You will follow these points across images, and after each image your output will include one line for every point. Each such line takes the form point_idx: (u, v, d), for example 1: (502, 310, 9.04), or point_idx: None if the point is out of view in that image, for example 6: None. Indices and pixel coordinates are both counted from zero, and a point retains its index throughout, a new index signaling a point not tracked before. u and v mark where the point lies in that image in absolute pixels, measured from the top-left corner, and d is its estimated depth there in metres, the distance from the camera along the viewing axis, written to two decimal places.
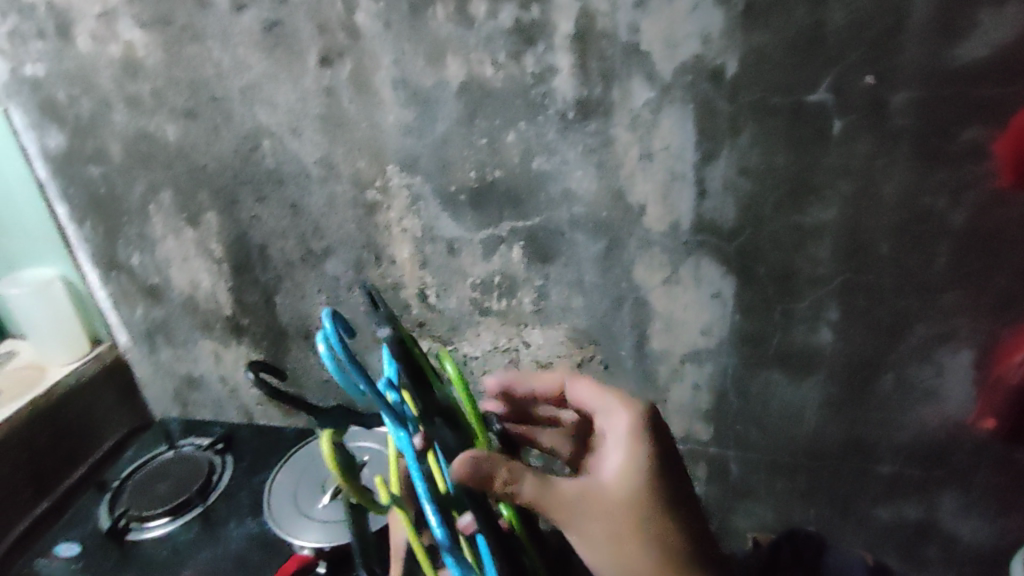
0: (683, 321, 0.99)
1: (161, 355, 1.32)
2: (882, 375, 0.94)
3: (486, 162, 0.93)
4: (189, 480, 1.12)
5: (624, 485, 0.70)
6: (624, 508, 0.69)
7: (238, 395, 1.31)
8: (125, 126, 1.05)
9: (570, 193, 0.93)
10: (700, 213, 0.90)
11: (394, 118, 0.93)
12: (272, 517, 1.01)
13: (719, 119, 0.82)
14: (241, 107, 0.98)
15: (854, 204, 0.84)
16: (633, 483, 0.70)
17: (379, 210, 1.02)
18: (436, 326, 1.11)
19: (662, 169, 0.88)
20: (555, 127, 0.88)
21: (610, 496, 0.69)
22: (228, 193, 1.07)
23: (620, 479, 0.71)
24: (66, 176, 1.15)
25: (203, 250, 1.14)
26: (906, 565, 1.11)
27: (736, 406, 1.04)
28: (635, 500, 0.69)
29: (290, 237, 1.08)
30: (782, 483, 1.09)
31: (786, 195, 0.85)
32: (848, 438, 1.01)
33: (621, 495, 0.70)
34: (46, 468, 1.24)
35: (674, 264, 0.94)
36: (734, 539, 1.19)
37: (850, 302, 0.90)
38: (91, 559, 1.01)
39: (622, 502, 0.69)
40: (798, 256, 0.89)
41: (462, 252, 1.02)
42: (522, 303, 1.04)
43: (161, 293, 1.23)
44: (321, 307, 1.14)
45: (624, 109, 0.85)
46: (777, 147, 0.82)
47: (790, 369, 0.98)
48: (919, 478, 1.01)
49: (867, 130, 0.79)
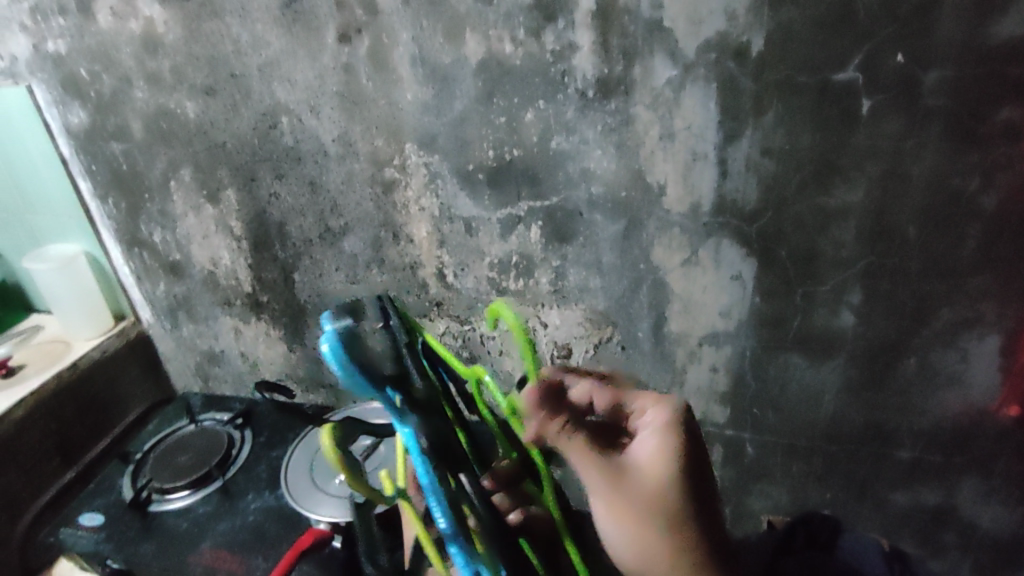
0: (701, 303, 0.98)
1: (183, 330, 1.34)
2: (905, 360, 0.93)
3: (505, 141, 0.92)
4: (209, 453, 1.14)
5: (660, 466, 0.63)
6: (659, 487, 0.61)
7: (258, 370, 1.33)
8: (146, 103, 1.06)
9: (588, 173, 0.92)
10: (721, 194, 0.88)
11: (412, 96, 0.92)
12: (290, 492, 1.04)
13: (743, 97, 0.81)
14: (260, 84, 0.98)
15: (880, 187, 0.82)
16: (668, 463, 0.63)
17: (397, 188, 1.02)
18: (454, 305, 1.11)
19: (683, 149, 0.86)
20: (575, 105, 0.87)
21: (642, 474, 0.62)
22: (247, 170, 1.07)
23: (655, 458, 0.63)
24: (89, 153, 1.16)
25: (223, 227, 1.15)
26: (921, 549, 1.10)
27: (754, 389, 1.03)
28: (671, 482, 0.62)
29: (309, 215, 1.09)
30: (799, 466, 1.09)
31: (810, 176, 0.83)
32: (868, 422, 1.00)
33: (657, 475, 0.62)
34: (72, 440, 1.27)
35: (693, 245, 0.93)
36: (749, 520, 1.20)
37: (873, 285, 0.89)
38: (115, 528, 1.03)
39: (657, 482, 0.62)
40: (821, 239, 0.87)
41: (479, 231, 1.02)
42: (539, 283, 1.04)
43: (182, 269, 1.25)
44: (340, 285, 1.15)
45: (646, 87, 0.83)
46: (802, 127, 0.80)
47: (809, 353, 0.97)
48: (939, 464, 1.00)
49: (896, 110, 0.77)
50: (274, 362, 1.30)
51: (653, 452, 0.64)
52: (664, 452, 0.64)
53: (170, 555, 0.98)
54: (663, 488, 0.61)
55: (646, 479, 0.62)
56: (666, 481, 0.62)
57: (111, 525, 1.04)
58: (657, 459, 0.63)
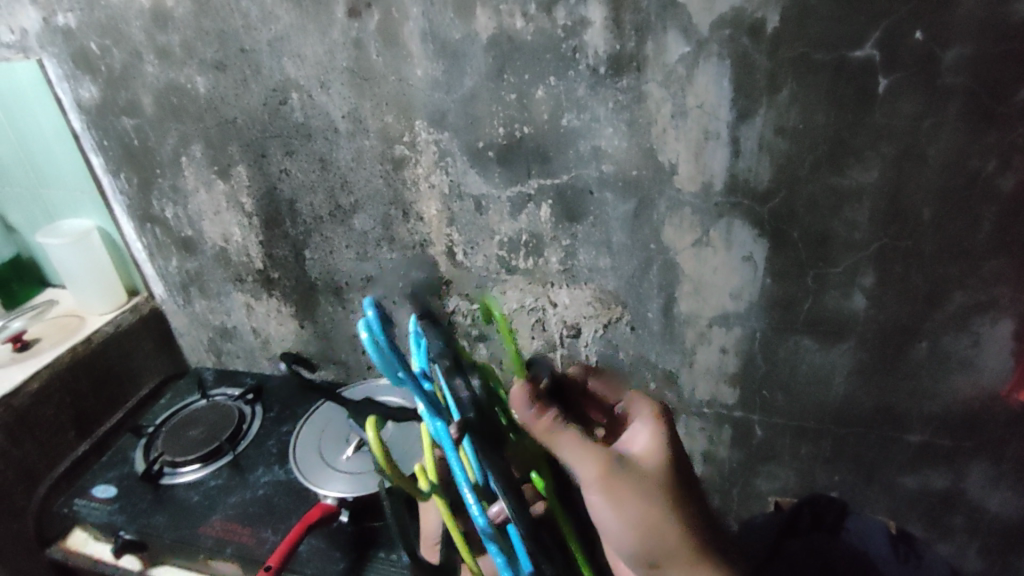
0: (711, 284, 0.97)
1: (195, 306, 1.36)
2: (916, 344, 0.92)
3: (515, 119, 0.92)
4: (219, 427, 1.16)
5: (654, 456, 0.65)
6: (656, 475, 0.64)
7: (270, 346, 1.35)
8: (156, 78, 1.06)
9: (599, 152, 0.91)
10: (733, 173, 0.87)
11: (422, 72, 0.92)
12: (298, 467, 1.06)
13: (757, 74, 0.79)
14: (270, 59, 0.97)
15: (896, 167, 0.80)
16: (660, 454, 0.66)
17: (407, 165, 1.01)
18: (463, 284, 1.11)
19: (695, 127, 0.85)
20: (586, 82, 0.86)
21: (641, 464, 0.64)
22: (257, 146, 1.07)
23: (648, 447, 0.66)
24: (101, 128, 1.16)
25: (234, 203, 1.16)
26: (929, 532, 1.10)
27: (763, 370, 1.03)
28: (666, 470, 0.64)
29: (319, 191, 1.09)
30: (807, 448, 1.09)
31: (824, 156, 0.82)
32: (877, 406, 1.00)
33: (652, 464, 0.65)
34: (88, 413, 1.30)
35: (704, 225, 0.92)
36: (755, 501, 1.20)
37: (886, 268, 0.88)
38: (129, 500, 1.06)
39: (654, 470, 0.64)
40: (834, 220, 0.86)
41: (489, 210, 1.01)
42: (549, 262, 1.04)
43: (194, 245, 1.25)
44: (350, 262, 1.15)
45: (658, 64, 0.82)
46: (817, 106, 0.79)
47: (820, 335, 0.96)
48: (948, 449, 1.00)
49: (914, 89, 0.75)
50: (285, 338, 1.32)
51: (645, 443, 0.67)
52: (655, 442, 0.67)
53: (182, 526, 1.00)
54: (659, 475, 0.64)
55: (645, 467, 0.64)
56: (662, 469, 0.64)
57: (125, 497, 1.06)
58: (649, 448, 0.66)
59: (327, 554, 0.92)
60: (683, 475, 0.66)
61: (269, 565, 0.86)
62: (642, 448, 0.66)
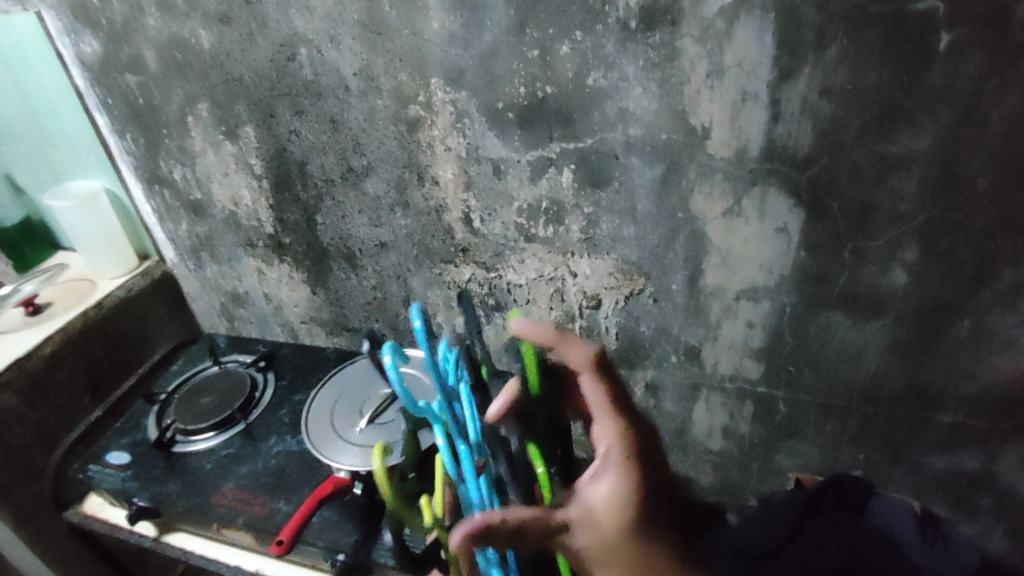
0: (742, 256, 0.92)
1: (207, 271, 1.33)
2: (958, 321, 0.87)
3: (538, 78, 0.86)
4: (231, 395, 1.14)
5: (619, 496, 0.64)
6: (619, 525, 0.64)
7: (283, 312, 1.32)
8: (158, 31, 1.00)
9: (626, 114, 0.85)
10: (771, 138, 0.81)
11: (438, 26, 0.86)
12: (310, 440, 1.04)
13: (805, 30, 0.73)
14: (276, 11, 0.92)
15: (952, 134, 0.74)
16: (626, 484, 0.64)
17: (421, 126, 0.96)
18: (480, 252, 1.07)
19: (732, 88, 0.79)
20: (616, 38, 0.80)
21: (604, 534, 0.63)
22: (265, 105, 1.02)
23: (609, 512, 0.64)
24: (104, 86, 1.12)
25: (242, 165, 1.11)
26: (954, 512, 1.06)
27: (791, 346, 0.98)
28: (634, 516, 0.64)
29: (330, 153, 1.04)
30: (832, 425, 1.05)
31: (872, 120, 0.76)
32: (910, 385, 0.95)
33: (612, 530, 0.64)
34: (102, 377, 1.29)
35: (736, 194, 0.87)
36: (776, 477, 1.17)
37: (932, 241, 0.82)
38: (141, 467, 1.05)
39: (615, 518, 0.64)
40: (878, 189, 0.80)
41: (507, 174, 0.96)
42: (570, 231, 0.99)
43: (203, 209, 1.22)
44: (363, 228, 1.11)
45: (694, 17, 0.76)
46: (869, 65, 0.73)
47: (854, 311, 0.91)
48: (983, 430, 0.95)
49: (981, 45, 0.68)
50: (298, 305, 1.29)
51: (606, 506, 0.64)
52: (620, 486, 0.64)
53: (195, 495, 0.99)
54: (621, 523, 0.63)
55: (604, 528, 0.64)
56: (624, 512, 0.64)
57: (138, 463, 1.06)
58: (615, 488, 0.64)
59: (340, 526, 0.91)
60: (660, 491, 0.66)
61: (281, 539, 0.83)
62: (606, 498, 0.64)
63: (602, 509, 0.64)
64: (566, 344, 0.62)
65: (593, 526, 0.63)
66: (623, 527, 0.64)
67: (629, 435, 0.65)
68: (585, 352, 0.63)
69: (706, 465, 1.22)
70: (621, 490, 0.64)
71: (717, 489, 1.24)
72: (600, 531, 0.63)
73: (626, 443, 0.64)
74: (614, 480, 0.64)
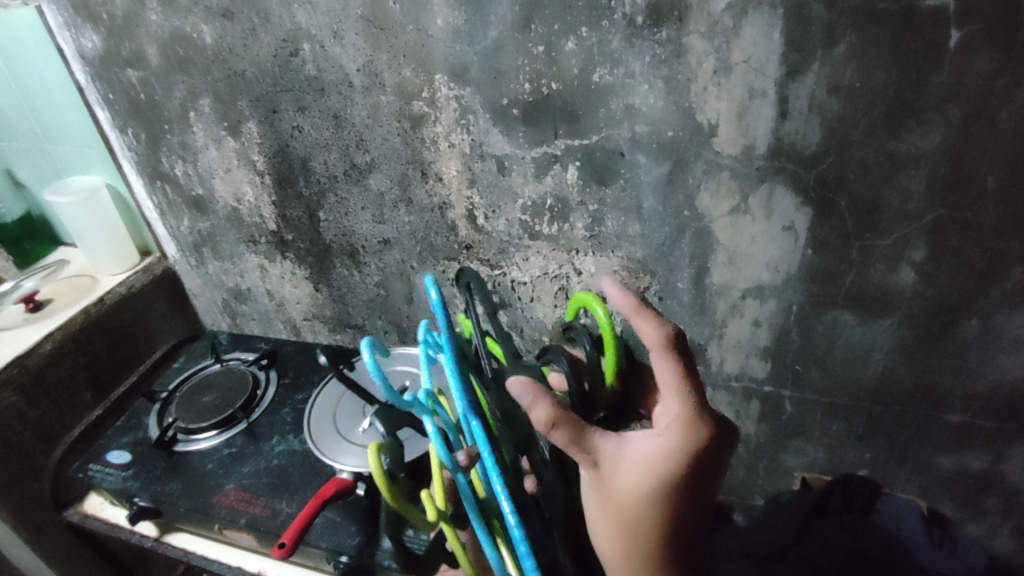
0: (748, 254, 0.92)
1: (209, 267, 1.33)
2: (966, 321, 0.86)
3: (543, 74, 0.85)
4: (233, 394, 1.14)
5: (650, 471, 0.55)
6: (639, 494, 0.55)
7: (285, 309, 1.32)
8: (160, 26, 0.99)
9: (632, 110, 0.84)
10: (779, 136, 0.80)
11: (442, 21, 0.85)
12: (312, 439, 1.04)
13: (813, 26, 0.72)
14: (278, 6, 0.91)
15: (961, 132, 0.73)
16: (666, 463, 0.55)
17: (425, 122, 0.95)
18: (483, 249, 1.06)
19: (740, 85, 0.78)
20: (622, 34, 0.79)
21: (620, 488, 0.55)
22: (268, 101, 1.01)
23: (636, 479, 0.55)
24: (105, 81, 1.11)
25: (245, 161, 1.10)
26: (961, 512, 1.06)
27: (797, 345, 0.98)
28: (659, 495, 0.55)
29: (333, 149, 1.03)
30: (838, 425, 1.04)
31: (881, 118, 0.75)
32: (917, 384, 0.95)
33: (633, 493, 0.55)
34: (103, 374, 1.29)
35: (743, 192, 0.86)
36: (781, 476, 1.17)
37: (941, 240, 0.81)
38: (142, 467, 1.04)
39: (639, 486, 0.55)
40: (887, 187, 0.80)
41: (512, 171, 0.96)
42: (575, 228, 0.98)
43: (205, 205, 1.21)
44: (367, 225, 1.11)
45: (701, 13, 0.75)
46: (878, 62, 0.72)
47: (862, 310, 0.90)
48: (990, 430, 0.95)
49: (992, 42, 0.68)
50: (300, 301, 1.28)
51: (636, 470, 0.55)
52: (659, 459, 0.55)
53: (196, 495, 0.98)
54: (643, 495, 0.55)
55: (625, 487, 0.55)
56: (652, 489, 0.55)
57: (139, 462, 1.05)
58: (654, 456, 0.55)
59: (343, 527, 0.91)
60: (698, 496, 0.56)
61: (282, 542, 0.83)
62: (637, 460, 0.55)
63: (631, 471, 0.55)
64: (641, 317, 0.61)
65: (610, 477, 0.56)
66: (639, 501, 0.55)
67: (690, 424, 0.55)
68: (664, 331, 0.60)
69: None
70: (661, 465, 0.55)
71: (723, 489, 1.24)
72: (615, 487, 0.55)
73: (686, 431, 0.55)
74: (657, 452, 0.55)
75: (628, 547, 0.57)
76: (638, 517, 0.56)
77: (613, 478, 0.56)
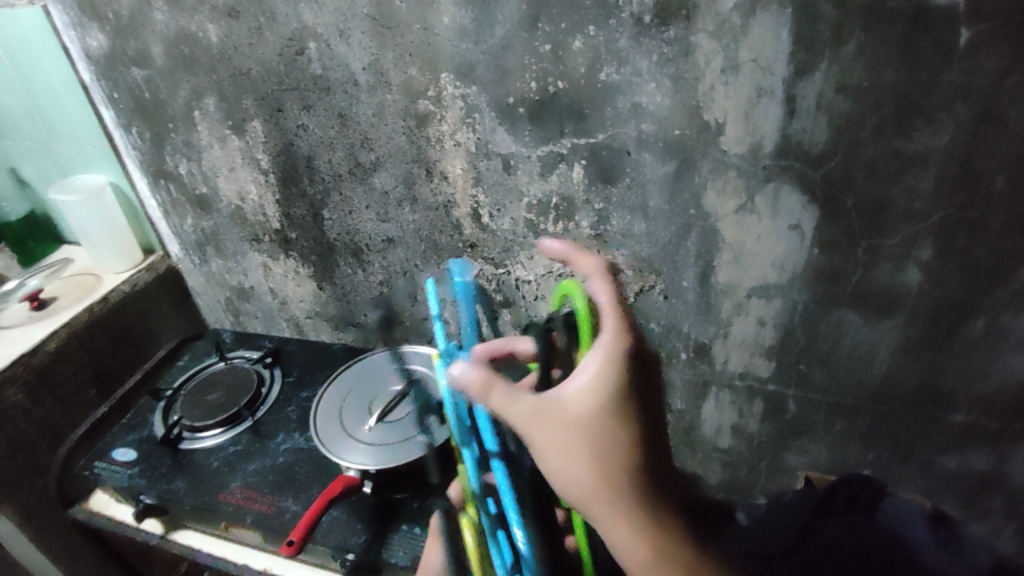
0: (754, 253, 0.91)
1: (212, 266, 1.33)
2: (973, 320, 0.86)
3: (550, 73, 0.85)
4: (238, 392, 1.14)
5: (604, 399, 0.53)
6: (593, 425, 0.53)
7: (288, 308, 1.31)
8: (166, 25, 0.99)
9: (639, 109, 0.84)
10: (786, 134, 0.80)
11: (449, 20, 0.85)
12: (318, 437, 1.00)
13: (822, 25, 0.72)
14: (285, 4, 0.91)
15: (969, 131, 0.73)
16: (607, 378, 0.53)
17: (431, 121, 0.95)
18: (488, 247, 1.06)
19: (747, 84, 0.78)
20: (629, 32, 0.79)
21: (578, 423, 0.53)
22: (273, 99, 1.01)
23: (587, 404, 0.53)
24: (111, 80, 1.11)
25: (249, 159, 1.10)
26: (965, 512, 1.06)
27: (802, 344, 0.98)
28: (616, 419, 0.53)
29: (338, 148, 1.03)
30: (842, 425, 1.04)
31: (889, 117, 0.75)
32: (922, 384, 0.95)
33: (589, 424, 0.53)
34: (106, 372, 1.29)
35: (750, 190, 0.86)
36: (784, 476, 1.16)
37: (947, 240, 0.81)
38: (148, 464, 1.04)
39: (589, 415, 0.53)
40: (894, 186, 0.80)
41: (518, 170, 0.95)
42: (580, 227, 0.98)
43: (209, 203, 1.21)
44: (371, 223, 1.10)
45: (710, 12, 0.75)
46: (886, 61, 0.72)
47: (866, 310, 0.90)
48: (995, 430, 0.95)
49: (1003, 41, 0.68)
50: (303, 300, 1.28)
51: (586, 400, 0.53)
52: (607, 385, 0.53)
53: (202, 493, 0.98)
54: (600, 422, 0.53)
55: (583, 422, 0.53)
56: (604, 409, 0.53)
57: (144, 460, 1.05)
58: (598, 383, 0.53)
59: (349, 525, 0.91)
60: (653, 404, 0.55)
61: (292, 539, 0.83)
62: (584, 392, 0.53)
63: (574, 403, 0.53)
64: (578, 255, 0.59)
65: (565, 421, 0.53)
66: (595, 433, 0.53)
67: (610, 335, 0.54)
68: (596, 262, 0.58)
69: (714, 463, 1.21)
70: (604, 384, 0.53)
71: (726, 488, 1.24)
72: (573, 429, 0.53)
73: (609, 343, 0.54)
74: (599, 373, 0.53)
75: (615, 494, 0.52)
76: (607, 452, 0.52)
77: (567, 419, 0.53)
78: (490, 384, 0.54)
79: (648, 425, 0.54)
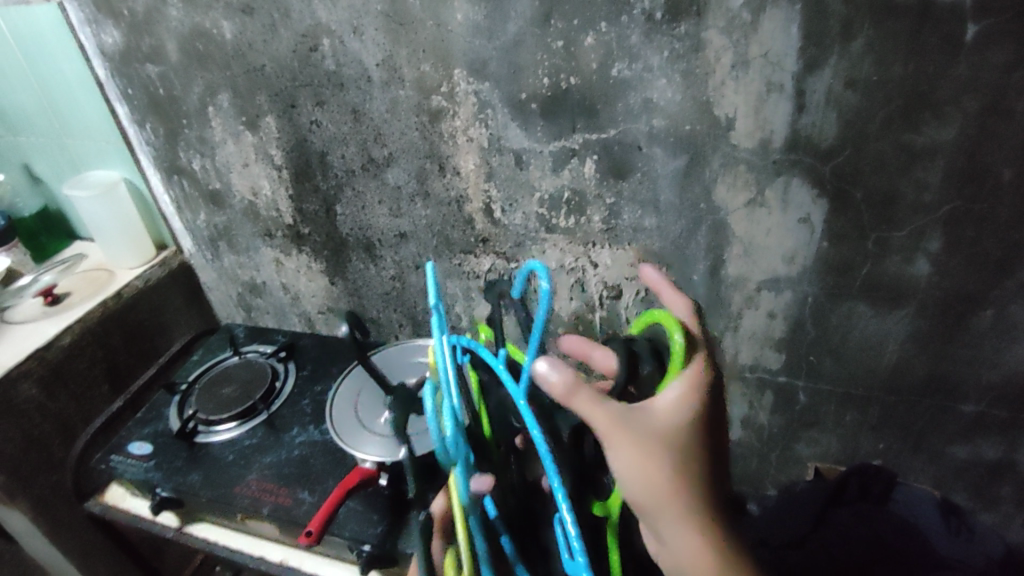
0: (764, 247, 0.93)
1: (224, 261, 1.34)
2: (982, 311, 0.87)
3: (561, 69, 0.86)
4: (253, 386, 1.15)
5: (686, 417, 0.54)
6: (674, 442, 0.54)
7: (300, 302, 1.33)
8: (180, 22, 1.00)
9: (650, 105, 0.85)
10: (796, 129, 0.81)
11: (462, 17, 0.86)
12: (334, 423, 1.03)
13: (831, 21, 0.73)
14: (299, 1, 0.92)
15: (977, 125, 0.75)
16: (692, 398, 0.55)
17: (444, 116, 0.96)
18: (500, 242, 1.07)
19: (757, 79, 0.79)
20: (640, 29, 0.80)
21: (661, 438, 0.53)
22: (287, 96, 1.02)
23: (669, 418, 0.54)
24: (125, 76, 1.12)
25: (262, 155, 1.11)
26: (975, 502, 1.07)
27: (812, 336, 0.99)
28: (692, 438, 0.54)
29: (351, 144, 1.04)
30: (852, 415, 1.06)
31: (897, 111, 0.76)
32: (931, 374, 0.96)
33: (671, 438, 0.53)
34: (120, 367, 1.30)
35: (761, 184, 0.87)
36: (794, 467, 1.18)
37: (956, 232, 0.83)
38: (164, 458, 1.06)
39: (671, 434, 0.54)
40: (903, 179, 0.81)
41: (530, 164, 0.97)
42: (591, 221, 0.99)
43: (222, 199, 1.22)
44: (383, 219, 1.12)
45: (720, 8, 0.76)
46: (895, 56, 0.73)
47: (876, 302, 0.92)
48: (1005, 419, 0.96)
49: (1010, 35, 0.69)
50: (315, 295, 1.30)
51: (669, 414, 0.54)
52: (689, 406, 0.54)
53: (218, 485, 1.00)
54: (680, 440, 0.54)
55: (665, 436, 0.53)
56: (687, 429, 0.54)
57: (160, 454, 1.07)
58: (682, 403, 0.54)
59: (365, 517, 0.92)
60: (719, 430, 0.57)
61: (310, 530, 0.83)
62: (668, 409, 0.54)
63: (660, 422, 0.54)
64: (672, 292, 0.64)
65: (648, 433, 0.53)
66: (676, 449, 0.53)
67: (693, 360, 0.57)
68: (686, 302, 0.62)
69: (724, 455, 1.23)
70: (689, 405, 0.54)
71: (736, 480, 1.25)
72: (656, 444, 0.53)
73: (696, 369, 0.56)
74: (685, 393, 0.55)
75: (686, 510, 0.53)
76: (683, 473, 0.53)
77: (653, 433, 0.53)
78: (576, 386, 0.54)
79: (717, 443, 0.56)
